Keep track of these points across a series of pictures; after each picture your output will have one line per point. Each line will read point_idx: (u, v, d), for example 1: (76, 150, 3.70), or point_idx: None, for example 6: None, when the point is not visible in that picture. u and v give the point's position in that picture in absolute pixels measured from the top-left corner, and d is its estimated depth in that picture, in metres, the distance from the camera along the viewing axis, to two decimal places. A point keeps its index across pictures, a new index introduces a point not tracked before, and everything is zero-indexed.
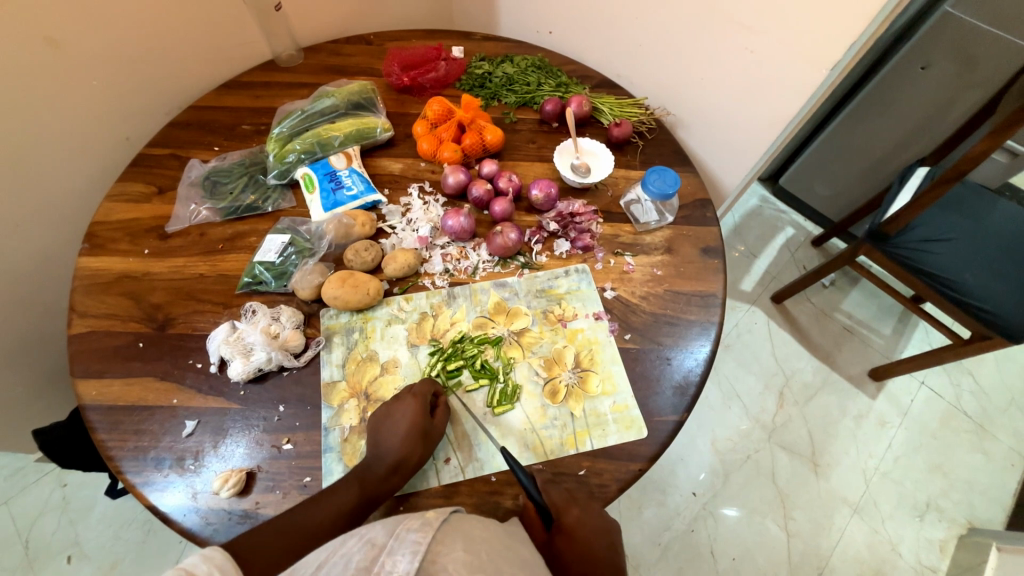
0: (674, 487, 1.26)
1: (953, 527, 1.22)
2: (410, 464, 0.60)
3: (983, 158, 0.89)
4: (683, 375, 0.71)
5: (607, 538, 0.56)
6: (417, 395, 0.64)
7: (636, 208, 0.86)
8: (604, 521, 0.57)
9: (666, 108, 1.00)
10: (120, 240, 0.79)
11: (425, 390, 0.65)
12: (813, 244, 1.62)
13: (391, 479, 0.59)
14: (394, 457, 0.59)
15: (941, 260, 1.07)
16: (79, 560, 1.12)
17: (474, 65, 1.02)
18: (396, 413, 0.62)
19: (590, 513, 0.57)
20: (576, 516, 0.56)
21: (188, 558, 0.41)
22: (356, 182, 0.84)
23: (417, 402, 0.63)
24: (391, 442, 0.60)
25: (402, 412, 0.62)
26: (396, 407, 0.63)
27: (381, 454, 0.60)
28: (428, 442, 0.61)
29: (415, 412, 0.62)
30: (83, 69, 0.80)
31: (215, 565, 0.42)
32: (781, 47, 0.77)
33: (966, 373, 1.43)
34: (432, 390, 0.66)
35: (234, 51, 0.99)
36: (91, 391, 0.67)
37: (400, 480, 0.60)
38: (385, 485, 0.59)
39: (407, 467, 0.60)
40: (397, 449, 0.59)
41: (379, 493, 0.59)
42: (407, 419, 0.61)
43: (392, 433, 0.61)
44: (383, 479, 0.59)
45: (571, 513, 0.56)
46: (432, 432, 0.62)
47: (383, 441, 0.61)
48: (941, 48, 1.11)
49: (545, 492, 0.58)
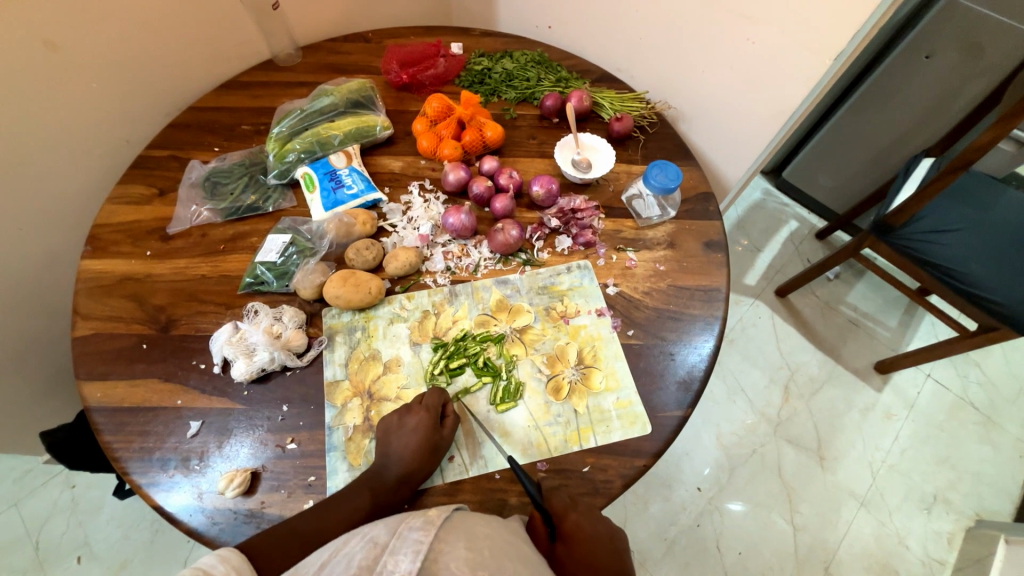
0: (679, 482, 1.26)
1: (961, 520, 1.22)
2: (419, 475, 0.60)
3: (990, 147, 0.87)
4: (687, 371, 0.70)
5: (610, 541, 0.54)
6: (428, 407, 0.63)
7: (638, 203, 0.85)
8: (606, 524, 0.56)
9: (668, 102, 1.00)
10: (123, 242, 0.79)
11: (436, 402, 0.64)
12: (817, 237, 1.61)
13: (400, 490, 0.59)
14: (403, 468, 0.59)
15: (946, 252, 1.06)
16: (89, 560, 1.13)
17: (473, 61, 1.01)
18: (407, 424, 0.62)
19: (591, 515, 0.57)
20: (577, 518, 0.56)
21: (206, 558, 0.43)
22: (356, 181, 0.84)
23: (428, 416, 0.62)
24: (401, 454, 0.60)
25: (412, 424, 0.62)
26: (406, 418, 0.63)
27: (391, 465, 0.60)
28: (436, 455, 0.61)
29: (424, 425, 0.61)
30: (82, 71, 0.80)
31: (233, 565, 0.43)
32: (783, 37, 0.76)
33: (974, 365, 1.42)
34: (442, 401, 0.65)
35: (232, 51, 0.99)
36: (96, 393, 0.67)
37: (409, 491, 0.60)
38: (394, 495, 0.59)
39: (416, 478, 0.60)
40: (406, 461, 0.59)
41: (389, 503, 0.59)
42: (417, 431, 0.61)
43: (402, 445, 0.60)
44: (392, 489, 0.59)
45: (571, 516, 0.56)
46: (441, 444, 0.62)
47: (393, 452, 0.60)
48: (945, 37, 1.10)
49: (548, 497, 0.59)
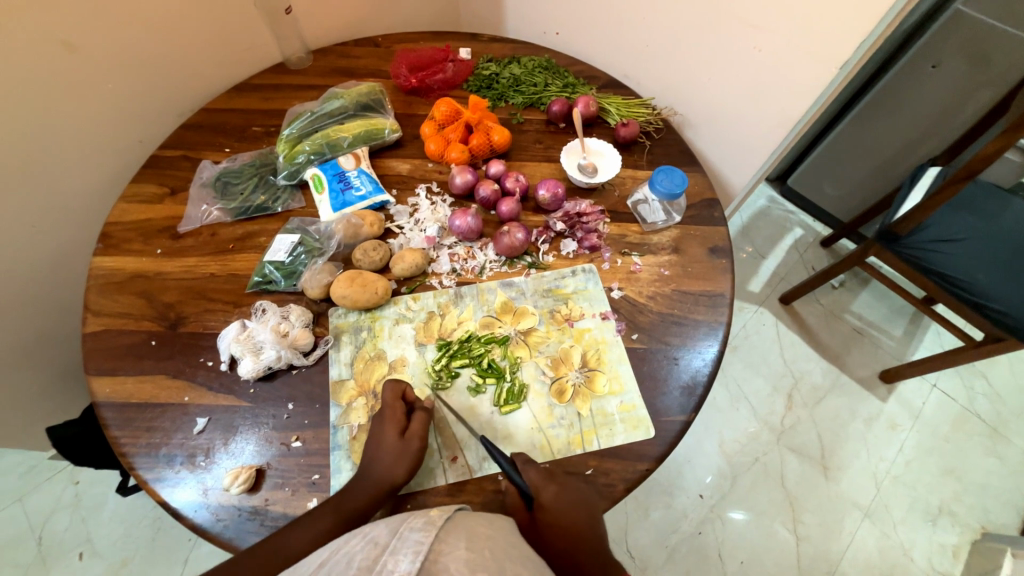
0: (682, 489, 1.26)
1: (966, 532, 1.21)
2: (381, 476, 0.59)
3: (996, 157, 0.87)
4: (690, 376, 0.71)
5: (586, 510, 0.58)
6: (388, 405, 0.63)
7: (643, 208, 0.86)
8: (580, 492, 0.59)
9: (674, 108, 1.00)
10: (134, 240, 0.80)
11: (393, 399, 0.64)
12: (822, 245, 1.61)
13: (365, 491, 0.58)
14: (380, 476, 0.59)
15: (951, 261, 1.06)
16: (91, 557, 1.14)
17: (481, 66, 1.02)
18: (373, 426, 0.63)
19: (566, 488, 0.59)
20: (553, 492, 0.58)
21: None
22: (365, 183, 0.85)
23: (385, 415, 0.62)
24: (376, 460, 0.60)
25: (375, 427, 0.62)
26: (373, 421, 0.64)
27: (368, 472, 0.59)
28: (400, 456, 0.60)
29: (390, 426, 0.61)
30: (97, 72, 0.81)
31: None
32: (790, 46, 0.76)
33: (980, 376, 1.41)
34: (399, 394, 0.64)
35: (244, 54, 1.01)
36: (105, 389, 0.68)
37: (376, 494, 0.58)
38: (360, 498, 0.58)
39: (380, 479, 0.59)
40: (382, 468, 0.59)
41: (356, 507, 0.58)
42: (384, 435, 0.61)
43: (375, 450, 0.60)
44: (371, 498, 0.58)
45: (547, 491, 0.58)
46: (401, 442, 0.60)
47: (368, 459, 0.60)
48: (953, 46, 1.10)
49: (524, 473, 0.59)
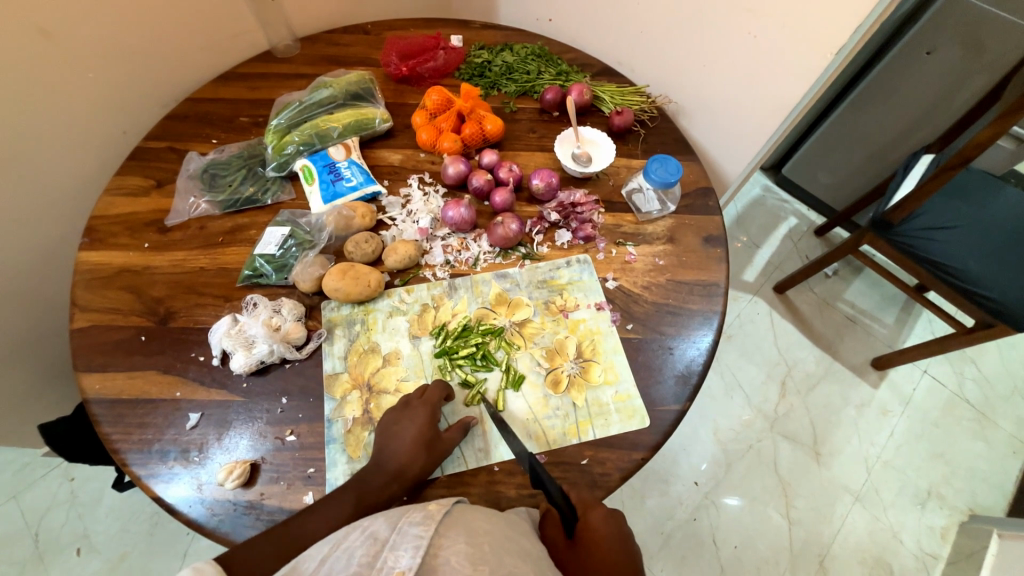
0: (676, 477, 1.27)
1: (954, 514, 1.23)
2: (411, 471, 0.59)
3: (989, 143, 0.86)
4: (685, 365, 0.71)
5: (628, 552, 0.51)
6: (429, 403, 0.63)
7: (638, 197, 0.85)
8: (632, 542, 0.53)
9: (668, 96, 0.99)
10: (120, 234, 0.79)
11: (437, 395, 0.65)
12: (815, 233, 1.62)
13: (390, 486, 0.58)
14: (413, 473, 0.59)
15: (944, 248, 1.06)
16: (88, 552, 1.13)
17: (473, 54, 1.00)
18: (406, 419, 0.62)
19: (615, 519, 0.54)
20: (602, 515, 0.54)
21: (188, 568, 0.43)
22: (355, 173, 0.83)
23: (427, 410, 0.62)
24: (406, 454, 0.59)
25: (411, 419, 0.62)
26: (405, 411, 0.63)
27: (399, 468, 0.59)
28: (434, 454, 0.60)
29: (427, 420, 0.62)
30: (77, 60, 0.79)
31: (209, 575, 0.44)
32: (784, 32, 0.76)
33: (969, 362, 1.43)
34: (444, 395, 0.66)
35: (230, 42, 0.98)
36: (94, 385, 0.67)
37: (399, 489, 0.59)
38: (384, 493, 0.58)
39: (408, 474, 0.59)
40: (417, 464, 0.59)
41: (376, 502, 0.57)
42: (421, 428, 0.60)
43: (405, 445, 0.60)
44: (394, 493, 0.58)
45: (595, 512, 0.54)
46: (437, 442, 0.61)
47: (396, 453, 0.59)
48: (947, 32, 1.10)
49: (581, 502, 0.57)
